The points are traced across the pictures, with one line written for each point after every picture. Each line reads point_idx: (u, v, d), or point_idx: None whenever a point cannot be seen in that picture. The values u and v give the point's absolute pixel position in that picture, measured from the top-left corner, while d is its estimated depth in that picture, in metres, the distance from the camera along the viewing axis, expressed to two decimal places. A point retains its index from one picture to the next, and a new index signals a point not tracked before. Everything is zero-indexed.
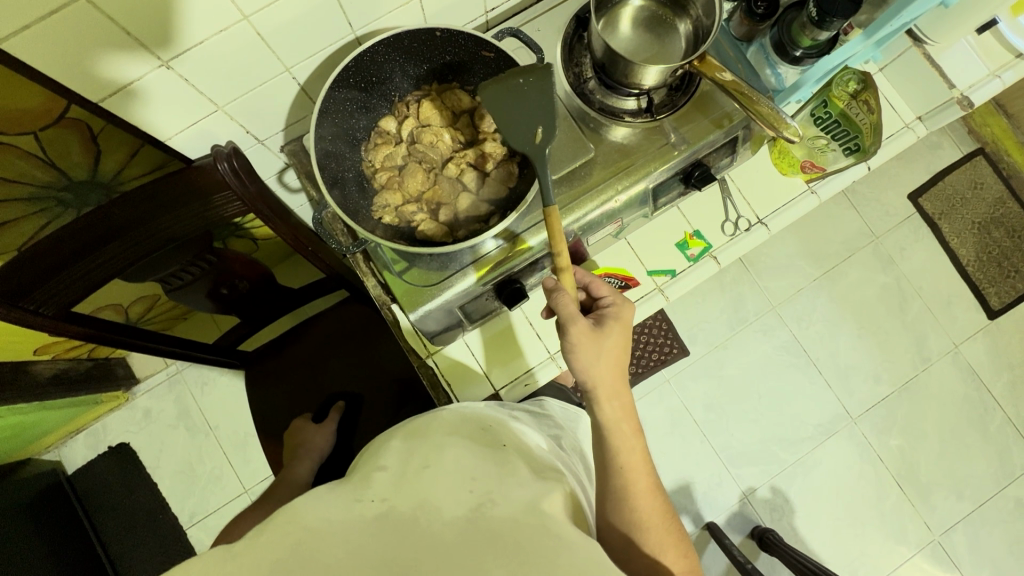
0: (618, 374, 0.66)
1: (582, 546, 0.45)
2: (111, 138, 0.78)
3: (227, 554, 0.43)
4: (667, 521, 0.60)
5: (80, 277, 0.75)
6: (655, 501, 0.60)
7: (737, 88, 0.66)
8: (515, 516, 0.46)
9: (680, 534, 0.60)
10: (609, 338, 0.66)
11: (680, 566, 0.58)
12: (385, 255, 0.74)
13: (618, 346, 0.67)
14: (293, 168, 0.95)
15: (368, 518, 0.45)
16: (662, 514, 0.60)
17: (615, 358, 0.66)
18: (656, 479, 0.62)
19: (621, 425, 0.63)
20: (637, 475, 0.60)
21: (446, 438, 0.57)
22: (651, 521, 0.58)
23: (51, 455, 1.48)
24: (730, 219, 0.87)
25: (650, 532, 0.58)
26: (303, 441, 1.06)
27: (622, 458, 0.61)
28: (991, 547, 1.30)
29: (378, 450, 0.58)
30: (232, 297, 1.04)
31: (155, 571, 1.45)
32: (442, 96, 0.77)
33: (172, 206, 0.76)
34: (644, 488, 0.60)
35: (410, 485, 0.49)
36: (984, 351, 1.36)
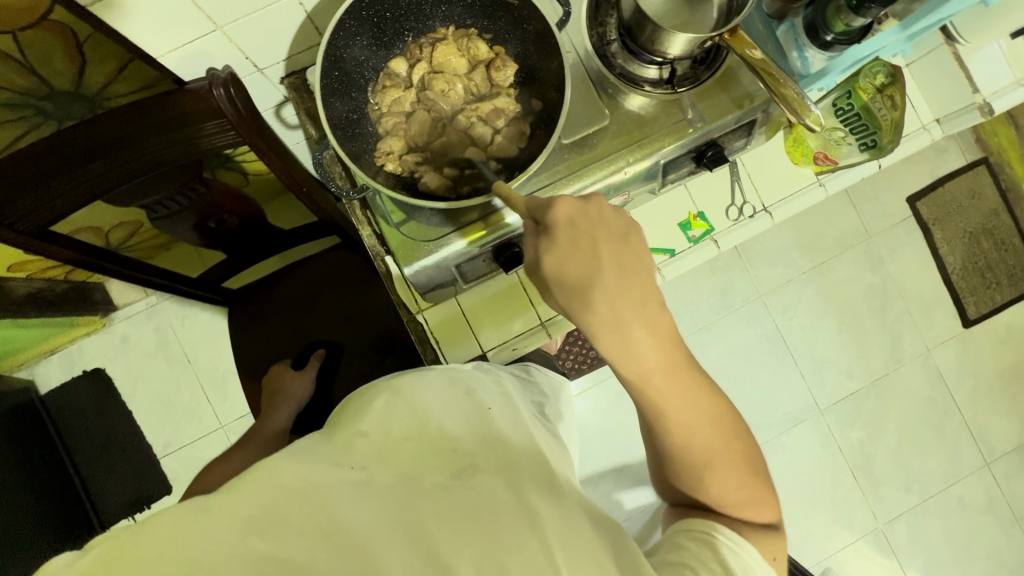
0: (639, 315, 0.55)
1: (556, 520, 0.47)
2: (97, 49, 0.73)
3: (202, 511, 0.44)
4: (707, 435, 0.57)
5: (60, 195, 0.72)
6: (689, 423, 0.57)
7: (765, 67, 0.63)
8: (495, 491, 0.48)
9: (748, 449, 0.59)
10: (614, 279, 0.55)
11: (756, 491, 0.57)
12: (384, 205, 0.73)
13: (631, 275, 0.56)
14: (293, 103, 0.90)
15: (350, 487, 0.47)
16: (713, 440, 0.57)
17: (628, 303, 0.55)
18: (713, 412, 0.57)
19: (651, 379, 0.55)
20: (688, 428, 0.56)
21: (429, 403, 0.57)
22: (691, 446, 0.57)
23: (23, 373, 1.46)
24: (735, 204, 0.86)
25: (691, 456, 0.57)
26: (281, 389, 1.06)
27: (664, 416, 0.57)
28: (928, 538, 1.38)
29: (362, 405, 0.58)
30: (220, 232, 1.01)
31: (126, 497, 1.47)
32: (456, 40, 0.72)
33: (160, 130, 0.71)
34: (699, 436, 0.57)
35: (392, 456, 0.51)
36: (954, 357, 1.40)
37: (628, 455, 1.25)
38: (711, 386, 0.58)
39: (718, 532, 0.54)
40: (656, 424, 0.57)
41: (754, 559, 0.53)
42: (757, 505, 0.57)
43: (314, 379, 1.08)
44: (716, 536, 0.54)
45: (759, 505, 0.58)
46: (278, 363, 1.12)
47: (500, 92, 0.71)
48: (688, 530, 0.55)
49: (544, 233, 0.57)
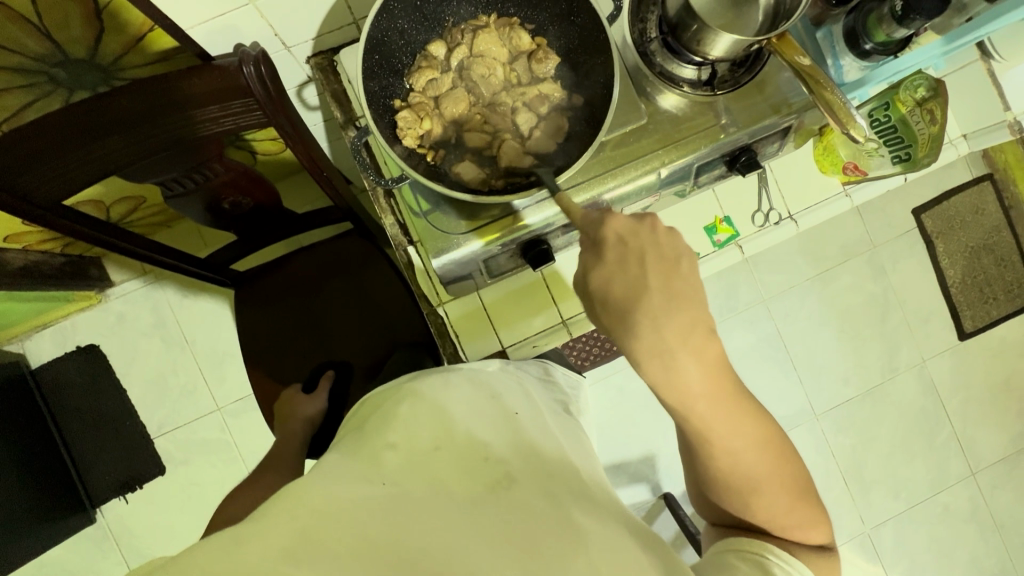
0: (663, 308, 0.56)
1: (597, 533, 0.47)
2: (118, 16, 0.69)
3: (234, 537, 0.43)
4: (735, 417, 0.57)
5: (76, 168, 0.71)
6: (716, 404, 0.56)
7: (813, 75, 0.62)
8: (532, 501, 0.48)
9: (795, 474, 0.59)
10: (659, 300, 0.56)
11: (805, 513, 0.57)
12: (414, 196, 0.71)
13: (682, 301, 0.56)
14: (316, 83, 0.88)
15: (386, 500, 0.47)
16: (736, 422, 0.57)
17: (680, 330, 0.56)
18: (760, 437, 0.58)
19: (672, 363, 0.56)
20: (733, 454, 0.57)
21: (457, 412, 0.56)
22: (716, 426, 0.57)
23: (14, 347, 1.43)
24: (761, 210, 0.87)
25: (717, 437, 0.57)
26: (294, 411, 1.06)
27: (709, 439, 0.57)
28: (913, 545, 1.41)
29: (386, 414, 0.56)
30: (233, 213, 0.98)
31: (119, 476, 1.45)
32: (500, 29, 0.70)
33: (183, 106, 0.69)
34: (747, 463, 0.57)
35: (423, 468, 0.50)
36: (948, 369, 1.43)
37: (629, 454, 1.25)
38: (759, 410, 0.59)
39: (769, 552, 0.54)
40: (705, 449, 0.58)
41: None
42: (808, 529, 0.57)
43: (326, 399, 1.08)
44: (766, 556, 0.53)
45: (811, 530, 0.57)
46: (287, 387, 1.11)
47: (543, 83, 0.69)
48: (737, 550, 0.54)
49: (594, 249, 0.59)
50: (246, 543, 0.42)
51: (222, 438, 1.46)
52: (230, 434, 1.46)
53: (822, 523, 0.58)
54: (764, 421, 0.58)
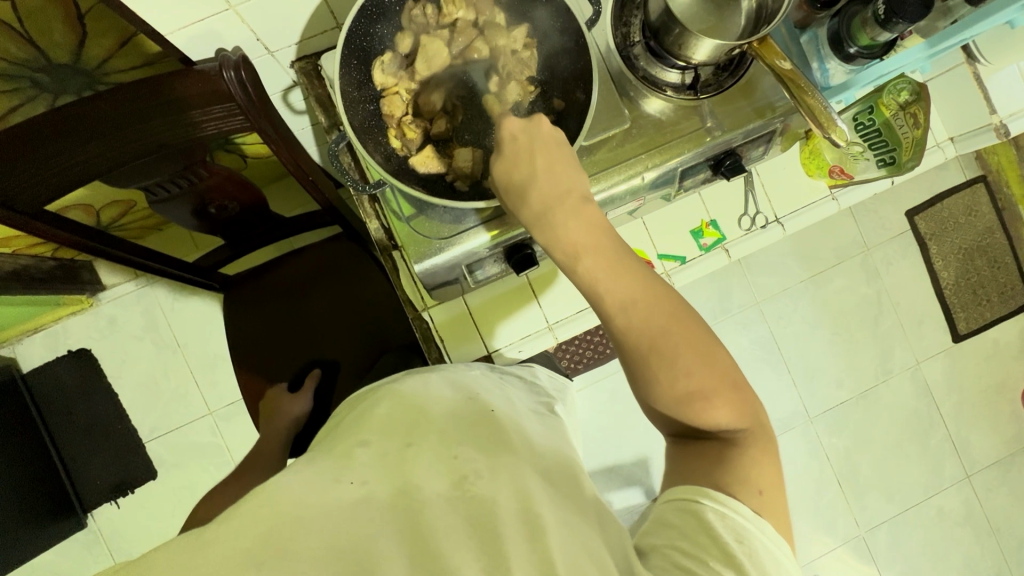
0: (563, 206, 0.58)
1: (561, 534, 0.45)
2: (99, 21, 0.69)
3: (201, 537, 0.43)
4: (665, 307, 0.54)
5: (57, 173, 0.70)
6: (644, 292, 0.54)
7: (793, 79, 0.62)
8: (496, 498, 0.47)
9: (703, 336, 0.53)
10: (542, 180, 0.59)
11: (714, 381, 0.52)
12: (396, 201, 0.71)
13: (557, 177, 0.59)
14: (301, 88, 0.88)
15: (351, 501, 0.46)
16: (664, 318, 0.53)
17: (553, 197, 0.58)
18: (650, 293, 0.54)
19: (578, 260, 0.57)
20: (628, 311, 0.54)
21: (432, 412, 0.56)
22: (649, 327, 0.53)
23: (5, 351, 1.42)
24: (748, 213, 0.86)
25: (651, 344, 0.53)
26: (279, 407, 1.07)
27: (601, 302, 0.56)
28: (907, 548, 1.41)
29: (364, 414, 0.58)
30: (220, 217, 0.98)
31: (110, 480, 1.44)
32: (473, 19, 0.68)
33: (163, 111, 0.68)
34: (640, 322, 0.54)
35: (396, 464, 0.50)
36: (942, 371, 1.42)
37: (621, 456, 1.25)
38: (652, 274, 0.56)
39: (706, 498, 0.50)
40: (600, 315, 0.56)
41: (748, 518, 0.48)
42: (713, 397, 0.52)
43: (311, 398, 1.08)
44: (704, 505, 0.49)
45: (716, 399, 0.52)
46: (272, 386, 1.11)
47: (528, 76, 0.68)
48: (674, 501, 0.51)
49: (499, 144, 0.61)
50: (210, 548, 0.41)
51: (214, 442, 1.46)
52: (221, 438, 1.46)
53: (734, 395, 0.53)
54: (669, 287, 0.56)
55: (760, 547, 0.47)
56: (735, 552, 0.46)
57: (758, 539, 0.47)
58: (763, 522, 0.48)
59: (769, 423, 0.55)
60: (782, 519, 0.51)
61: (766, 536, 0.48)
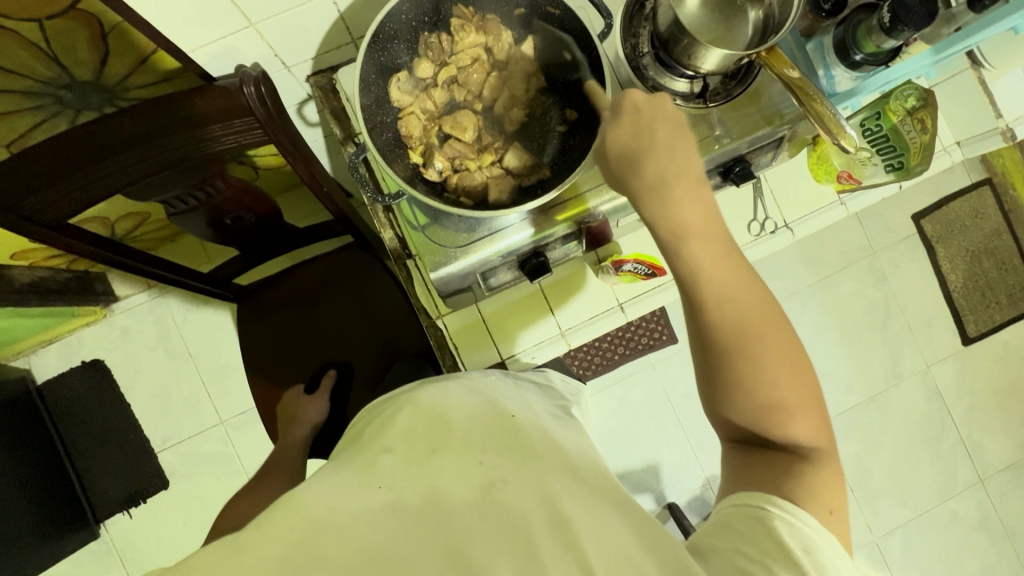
0: (677, 178, 0.56)
1: (593, 535, 0.45)
2: (122, 40, 0.71)
3: (229, 544, 0.43)
4: (760, 307, 0.53)
5: (82, 188, 0.72)
6: (737, 282, 0.54)
7: (802, 87, 0.63)
8: (524, 504, 0.47)
9: (796, 352, 0.53)
10: (661, 148, 0.57)
11: (799, 396, 0.52)
12: (413, 211, 0.72)
13: (674, 152, 0.57)
14: (316, 101, 0.90)
15: (378, 508, 0.46)
16: (754, 315, 0.53)
17: (670, 170, 0.56)
18: (749, 295, 0.53)
19: (686, 234, 0.55)
20: (721, 305, 0.53)
21: (454, 420, 0.57)
22: (735, 318, 0.53)
23: (20, 362, 1.44)
24: (757, 219, 0.87)
25: (741, 340, 0.52)
26: (297, 412, 1.06)
27: (697, 287, 0.54)
28: (922, 553, 1.40)
29: (386, 420, 0.59)
30: (235, 229, 1.00)
31: (123, 490, 1.45)
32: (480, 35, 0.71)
33: (184, 126, 0.70)
34: (731, 317, 0.53)
35: (421, 471, 0.51)
36: (952, 374, 1.42)
37: (632, 462, 1.25)
38: (759, 278, 0.55)
39: (771, 506, 0.49)
40: (689, 306, 0.55)
41: (813, 526, 0.48)
42: (797, 413, 0.51)
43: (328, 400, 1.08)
44: (771, 514, 0.49)
45: (802, 416, 0.52)
46: (290, 389, 1.11)
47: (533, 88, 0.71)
48: (742, 505, 0.50)
49: (598, 147, 0.61)
50: (241, 555, 0.42)
51: (225, 451, 1.47)
52: (233, 447, 1.47)
53: (817, 414, 0.52)
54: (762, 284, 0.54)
55: (825, 558, 0.46)
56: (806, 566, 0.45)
57: (821, 546, 0.47)
58: (830, 536, 0.48)
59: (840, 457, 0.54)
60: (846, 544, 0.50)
61: (832, 548, 0.47)
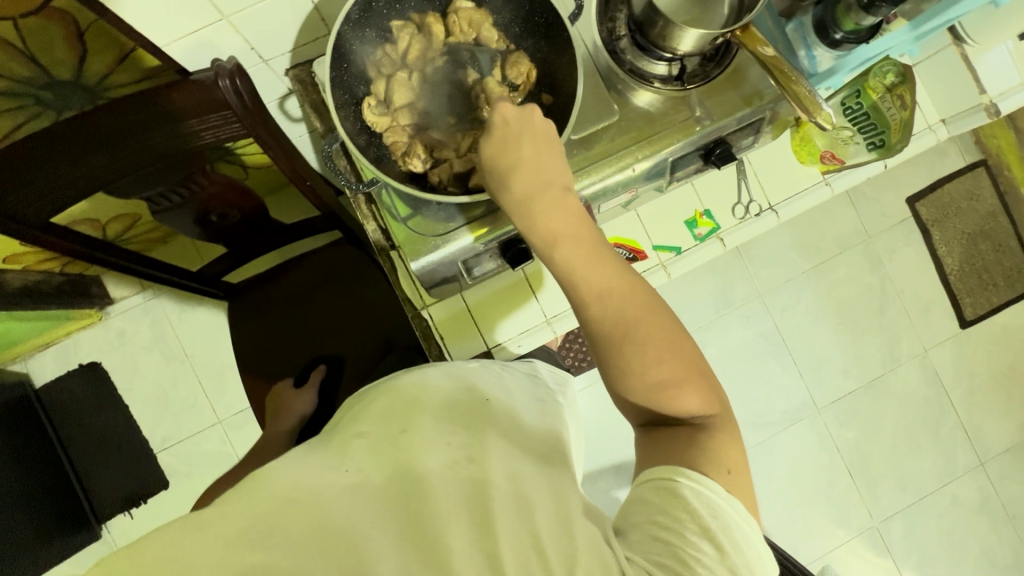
0: (542, 193, 0.59)
1: (558, 517, 0.45)
2: (99, 36, 0.72)
3: (196, 519, 0.44)
4: (640, 300, 0.55)
5: (60, 185, 0.72)
6: (615, 277, 0.56)
7: (777, 65, 0.63)
8: (489, 483, 0.47)
9: (674, 327, 0.54)
10: (531, 179, 0.59)
11: (683, 371, 0.53)
12: (391, 201, 0.72)
13: (541, 169, 0.59)
14: (297, 94, 0.90)
15: (347, 487, 0.47)
16: (631, 307, 0.54)
17: (536, 187, 0.59)
18: (627, 288, 0.55)
19: (555, 243, 0.58)
20: (602, 302, 0.55)
21: (427, 404, 0.56)
22: (620, 314, 0.54)
23: (18, 366, 1.45)
24: (741, 202, 0.87)
25: (626, 328, 0.54)
26: (286, 404, 1.11)
27: (576, 290, 0.56)
28: (923, 538, 1.39)
29: (363, 408, 0.58)
30: (221, 225, 1.00)
31: (124, 491, 1.46)
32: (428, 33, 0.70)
33: (160, 122, 0.70)
34: (614, 311, 0.55)
35: (390, 451, 0.50)
36: (950, 357, 1.41)
37: (628, 451, 1.25)
38: (627, 266, 0.57)
39: (680, 475, 0.49)
40: (577, 311, 0.57)
41: (715, 491, 0.48)
42: (684, 384, 0.53)
43: (316, 395, 1.10)
44: (680, 483, 0.48)
45: (688, 387, 0.53)
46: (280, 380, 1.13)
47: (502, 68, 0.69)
48: (653, 481, 0.50)
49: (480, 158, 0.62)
50: (205, 530, 0.42)
51: (224, 451, 1.47)
52: (232, 447, 1.47)
53: (703, 382, 0.54)
54: (639, 281, 0.56)
55: (726, 516, 0.47)
56: (711, 527, 0.46)
57: (729, 514, 0.47)
58: (733, 498, 0.48)
59: (734, 417, 0.56)
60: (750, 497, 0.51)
61: (734, 510, 0.47)
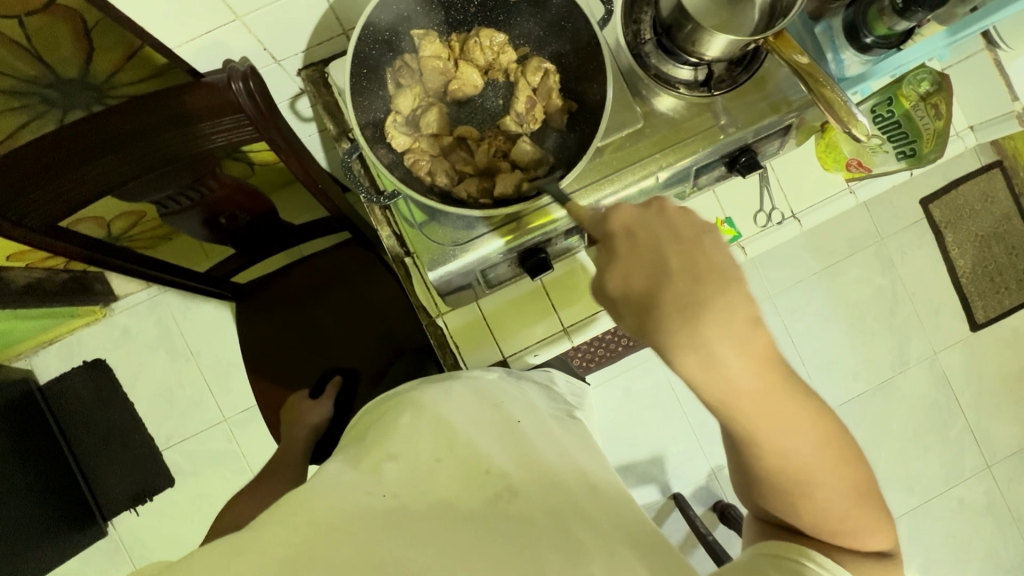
0: (729, 336, 0.42)
1: (599, 549, 0.46)
2: (107, 36, 0.69)
3: (225, 549, 0.44)
4: (830, 453, 0.48)
5: (68, 189, 0.70)
6: (807, 434, 0.46)
7: (811, 72, 0.60)
8: (534, 515, 0.48)
9: (860, 469, 0.49)
10: (714, 297, 0.43)
11: (868, 518, 0.49)
12: (409, 209, 0.70)
13: (713, 290, 0.43)
14: (308, 94, 0.88)
15: (382, 513, 0.47)
16: (824, 464, 0.48)
17: (717, 320, 0.42)
18: (819, 439, 0.47)
19: (742, 408, 0.45)
20: (786, 460, 0.47)
21: (460, 426, 0.55)
22: (807, 473, 0.48)
23: (22, 363, 1.44)
24: (763, 210, 0.85)
25: (810, 486, 0.48)
26: (300, 416, 1.05)
27: (753, 449, 0.47)
28: (929, 541, 1.39)
29: (387, 424, 0.57)
30: (231, 227, 0.98)
31: (129, 489, 1.45)
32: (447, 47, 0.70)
33: (171, 124, 0.68)
34: (798, 466, 0.47)
35: (425, 479, 0.50)
36: (960, 360, 1.40)
37: (637, 454, 1.24)
38: (817, 404, 0.47)
39: (808, 558, 0.48)
40: (743, 457, 0.49)
41: None
42: (866, 530, 0.50)
43: (331, 405, 1.07)
44: (807, 565, 0.48)
45: (869, 532, 0.50)
46: (294, 393, 1.10)
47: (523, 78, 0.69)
48: (772, 555, 0.49)
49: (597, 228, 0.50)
50: (235, 559, 0.42)
51: (230, 449, 1.47)
52: (237, 445, 1.47)
53: (882, 516, 0.51)
54: (827, 420, 0.47)
55: None
56: None
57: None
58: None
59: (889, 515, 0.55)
60: None
61: None
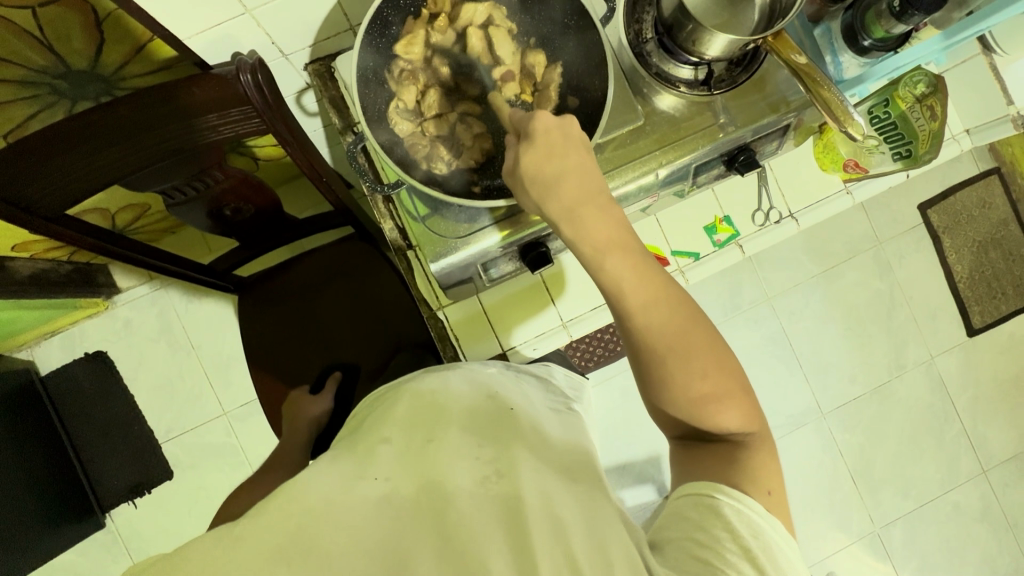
0: (585, 202, 0.57)
1: (583, 529, 0.46)
2: (118, 28, 0.71)
3: (226, 535, 0.45)
4: (688, 323, 0.54)
5: (77, 178, 0.71)
6: (664, 296, 0.55)
7: (810, 73, 0.61)
8: (517, 492, 0.48)
9: (717, 342, 0.55)
10: (572, 173, 0.57)
11: (730, 392, 0.54)
12: (411, 201, 0.72)
13: (582, 179, 0.57)
14: (314, 89, 0.89)
15: (375, 498, 0.48)
16: (682, 330, 0.54)
17: (578, 196, 0.57)
18: (675, 302, 0.55)
19: (603, 257, 0.56)
20: (646, 313, 0.54)
21: (452, 412, 0.57)
22: (669, 335, 0.54)
23: (24, 354, 1.45)
24: (761, 209, 0.87)
25: (671, 346, 0.54)
26: (301, 410, 1.07)
27: (618, 306, 0.56)
28: (923, 544, 1.40)
29: (386, 412, 0.58)
30: (234, 220, 0.99)
31: (128, 481, 1.46)
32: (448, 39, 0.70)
33: (179, 116, 0.69)
34: (658, 324, 0.54)
35: (417, 462, 0.51)
36: (956, 365, 1.41)
37: (634, 452, 1.25)
38: (675, 283, 0.56)
39: (720, 493, 0.52)
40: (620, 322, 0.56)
41: (758, 512, 0.51)
42: (725, 403, 0.53)
43: (331, 399, 1.08)
44: (717, 497, 0.52)
45: (732, 410, 0.54)
46: (295, 386, 1.12)
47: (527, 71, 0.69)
48: (699, 497, 0.53)
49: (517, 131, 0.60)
50: (237, 545, 0.43)
51: (228, 442, 1.47)
52: (236, 439, 1.47)
53: (746, 403, 0.55)
54: (683, 294, 0.56)
55: (772, 540, 0.50)
56: (751, 544, 0.49)
57: (771, 535, 0.50)
58: (773, 519, 0.51)
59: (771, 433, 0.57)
60: (781, 512, 0.53)
61: (775, 530, 0.51)
